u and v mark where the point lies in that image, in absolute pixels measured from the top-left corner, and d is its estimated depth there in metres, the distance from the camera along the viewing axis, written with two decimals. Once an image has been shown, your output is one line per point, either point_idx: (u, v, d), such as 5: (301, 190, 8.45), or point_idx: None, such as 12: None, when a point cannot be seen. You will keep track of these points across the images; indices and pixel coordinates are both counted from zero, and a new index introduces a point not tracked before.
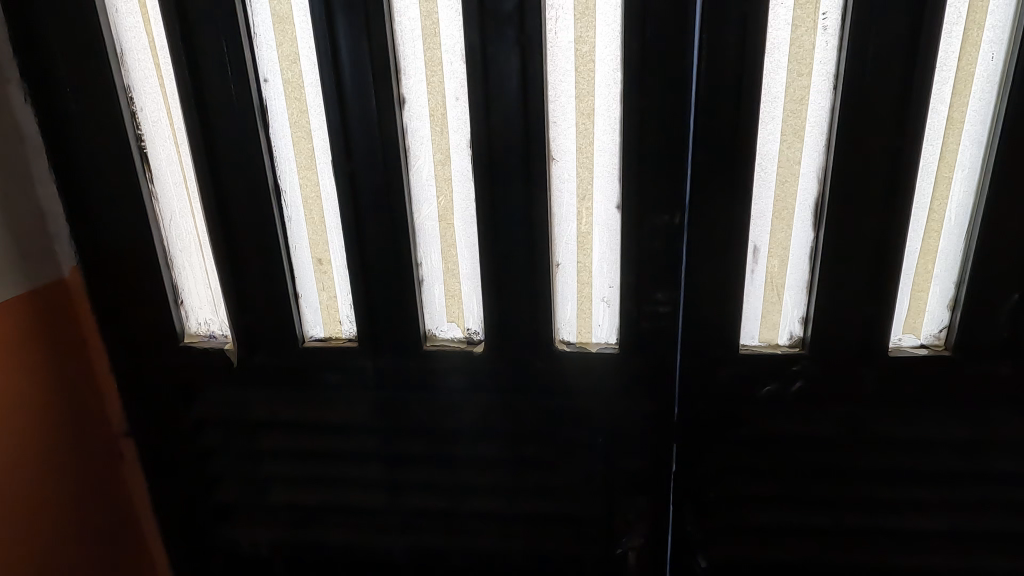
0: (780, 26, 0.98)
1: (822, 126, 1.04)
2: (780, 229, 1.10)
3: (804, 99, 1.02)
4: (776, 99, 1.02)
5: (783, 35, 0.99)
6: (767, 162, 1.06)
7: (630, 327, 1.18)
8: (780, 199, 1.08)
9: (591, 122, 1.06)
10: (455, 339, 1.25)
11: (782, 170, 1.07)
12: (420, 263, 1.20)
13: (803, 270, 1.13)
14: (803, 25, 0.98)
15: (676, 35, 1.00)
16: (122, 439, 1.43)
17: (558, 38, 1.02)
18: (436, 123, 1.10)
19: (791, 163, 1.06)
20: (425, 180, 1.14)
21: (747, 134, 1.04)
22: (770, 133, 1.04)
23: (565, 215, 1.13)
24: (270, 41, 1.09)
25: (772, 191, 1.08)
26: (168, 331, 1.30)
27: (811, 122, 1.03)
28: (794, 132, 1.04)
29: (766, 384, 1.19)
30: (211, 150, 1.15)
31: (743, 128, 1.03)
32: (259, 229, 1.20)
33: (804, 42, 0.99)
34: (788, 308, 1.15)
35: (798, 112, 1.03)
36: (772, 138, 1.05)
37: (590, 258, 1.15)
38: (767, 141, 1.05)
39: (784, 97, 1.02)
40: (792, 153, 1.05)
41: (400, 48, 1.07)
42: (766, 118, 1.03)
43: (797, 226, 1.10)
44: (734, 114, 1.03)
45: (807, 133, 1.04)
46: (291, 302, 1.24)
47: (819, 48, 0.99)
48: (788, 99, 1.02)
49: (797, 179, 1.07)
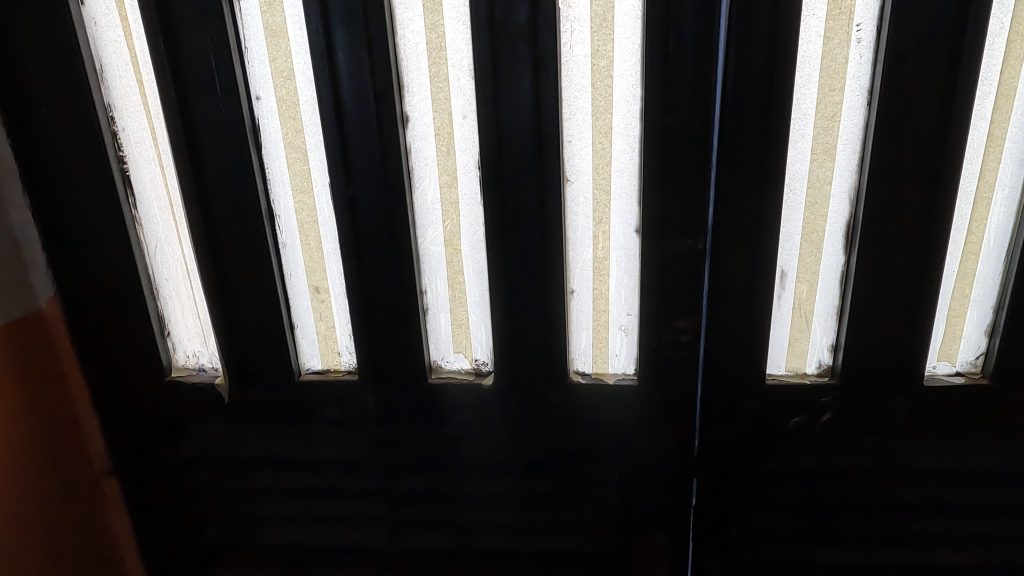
0: (812, 39, 0.92)
1: (855, 144, 0.97)
2: (809, 253, 1.04)
3: (836, 116, 0.96)
4: (806, 116, 0.96)
5: (815, 48, 0.92)
6: (796, 183, 1.00)
7: (650, 357, 1.10)
8: (810, 221, 1.02)
9: (608, 141, 0.99)
10: (462, 371, 1.18)
11: (811, 191, 1.00)
12: (424, 291, 1.13)
13: (833, 295, 1.06)
14: (836, 37, 0.92)
15: (700, 48, 0.93)
16: (104, 479, 1.33)
17: (573, 51, 0.95)
18: (441, 143, 1.03)
19: (821, 183, 0.99)
20: (429, 203, 1.07)
21: (777, 154, 0.97)
22: (799, 152, 0.98)
23: (579, 238, 1.06)
24: (263, 55, 1.01)
25: (800, 212, 1.01)
26: (154, 366, 1.21)
27: (844, 140, 0.97)
28: (825, 150, 0.98)
29: (794, 416, 1.12)
30: (199, 172, 1.07)
31: (772, 147, 0.97)
32: (252, 256, 1.12)
33: (837, 56, 0.92)
34: (817, 335, 1.09)
35: (830, 130, 0.96)
36: (802, 157, 0.98)
37: (607, 285, 1.08)
38: (797, 161, 0.98)
39: (815, 113, 0.96)
40: (823, 173, 0.99)
41: (403, 63, 0.99)
42: (795, 136, 0.97)
43: (827, 250, 1.03)
44: (762, 132, 0.96)
45: (838, 151, 0.98)
46: (286, 334, 1.16)
47: (853, 61, 0.93)
48: (819, 116, 0.96)
49: (828, 200, 1.00)
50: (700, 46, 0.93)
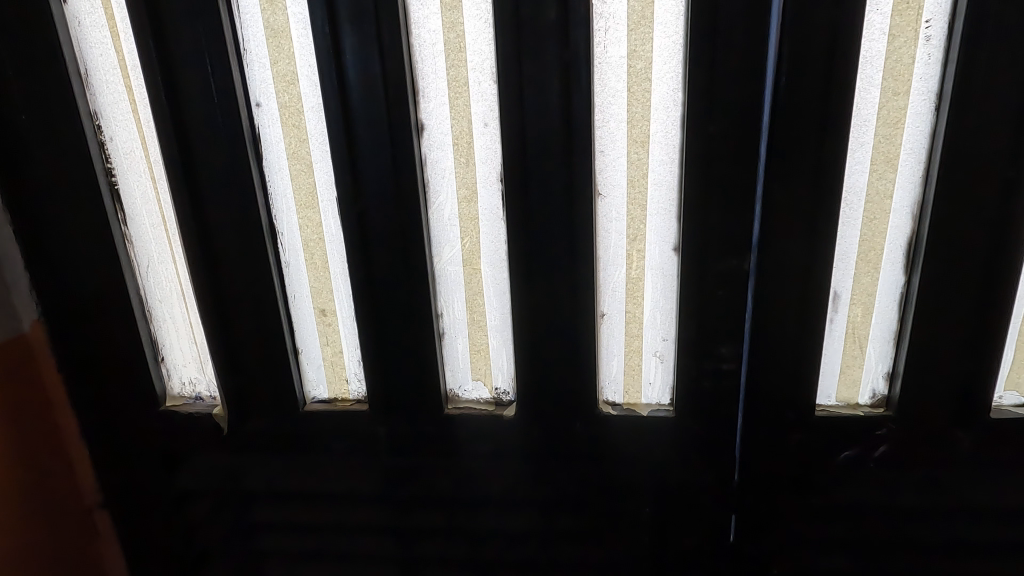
0: (875, 37, 0.82)
1: (920, 154, 0.88)
2: (866, 273, 0.94)
3: (900, 122, 0.86)
4: (866, 123, 0.86)
5: (878, 47, 0.83)
6: (853, 196, 0.90)
7: (687, 387, 1.01)
8: (867, 238, 0.92)
9: (645, 151, 0.90)
10: (482, 401, 1.08)
11: (870, 206, 0.91)
12: (441, 315, 1.03)
13: (891, 318, 0.97)
14: (902, 35, 0.82)
15: (750, 48, 0.84)
16: (96, 513, 1.24)
17: (607, 52, 0.86)
18: (460, 153, 0.94)
19: (881, 196, 0.90)
20: (447, 219, 0.97)
21: (835, 165, 0.87)
22: (857, 163, 0.88)
23: (611, 257, 0.96)
24: (263, 58, 0.92)
25: (857, 229, 0.92)
26: (146, 395, 1.12)
27: (908, 149, 0.87)
28: (886, 161, 0.88)
29: (845, 449, 1.03)
30: (194, 185, 0.98)
31: (829, 158, 0.87)
32: (253, 277, 1.02)
33: (902, 56, 0.83)
34: (871, 363, 1.00)
35: (893, 138, 0.87)
36: (860, 168, 0.89)
37: (641, 308, 0.99)
38: (855, 172, 0.89)
39: (876, 120, 0.86)
40: (883, 185, 0.89)
41: (418, 66, 0.90)
42: (853, 145, 0.87)
43: (885, 270, 0.94)
44: (818, 142, 0.87)
45: (901, 162, 0.88)
46: (290, 360, 1.07)
47: (921, 61, 0.83)
48: (881, 122, 0.86)
49: (888, 216, 0.91)
50: (749, 45, 0.83)
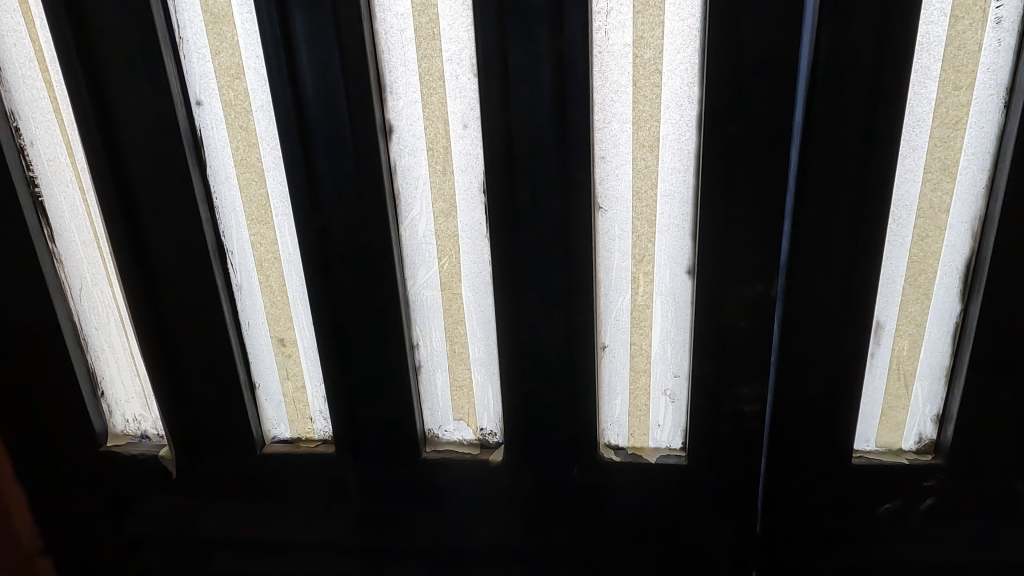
0: (934, 19, 0.68)
1: (985, 160, 0.73)
2: (914, 300, 0.80)
3: (960, 122, 0.71)
4: (920, 123, 0.72)
5: (938, 31, 0.68)
6: (901, 210, 0.76)
7: (702, 431, 0.87)
8: (916, 260, 0.78)
9: (654, 157, 0.76)
10: (465, 443, 0.94)
11: (921, 221, 0.76)
12: (416, 346, 0.89)
13: (943, 353, 0.82)
14: (968, 16, 0.67)
15: (783, 32, 0.69)
16: (36, 560, 1.08)
17: (608, 39, 0.72)
18: (436, 160, 0.79)
19: (936, 211, 0.75)
20: (421, 236, 0.83)
21: (882, 174, 0.73)
22: (908, 171, 0.74)
23: (614, 281, 0.82)
24: (202, 47, 0.78)
25: (905, 249, 0.77)
26: (83, 435, 0.98)
27: (969, 154, 0.73)
28: (943, 168, 0.73)
29: (886, 503, 0.88)
30: (127, 198, 0.84)
31: (876, 165, 0.72)
32: (198, 303, 0.89)
33: (967, 42, 0.68)
34: (918, 404, 0.85)
35: (952, 141, 0.72)
36: (912, 178, 0.74)
37: (648, 339, 0.85)
38: (904, 182, 0.74)
39: (932, 119, 0.72)
40: (938, 197, 0.75)
41: (385, 57, 0.76)
42: (904, 149, 0.73)
43: (937, 297, 0.79)
44: (863, 146, 0.72)
45: (961, 170, 0.73)
46: (244, 396, 0.93)
47: (989, 48, 0.68)
48: (938, 122, 0.72)
49: (943, 233, 0.76)
50: (782, 29, 0.68)
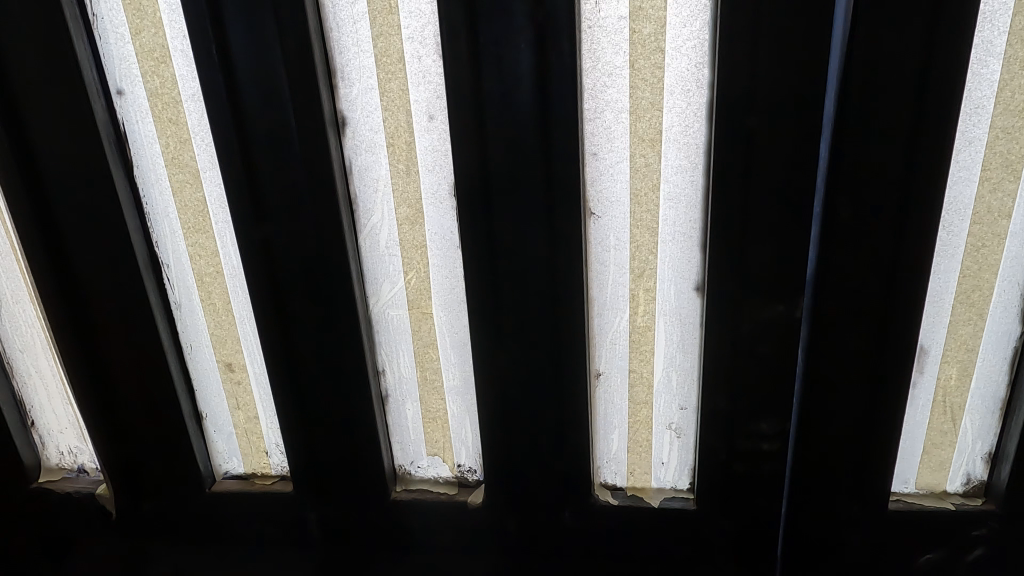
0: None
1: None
2: (965, 322, 0.67)
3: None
4: (978, 110, 0.58)
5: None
6: (953, 216, 0.63)
7: (713, 473, 0.74)
8: (970, 274, 0.65)
9: (655, 153, 0.64)
10: (441, 481, 0.82)
11: (976, 229, 0.63)
12: (382, 372, 0.77)
13: (999, 384, 0.69)
14: None
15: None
16: None
17: (599, 12, 0.60)
18: (397, 158, 0.67)
19: (996, 216, 0.62)
20: (383, 248, 0.71)
21: (934, 174, 0.59)
22: (961, 168, 0.61)
23: (609, 300, 0.70)
24: (121, 25, 0.65)
25: (956, 262, 0.64)
26: (11, 471, 0.86)
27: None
28: (1007, 166, 0.60)
29: (925, 553, 0.75)
30: (41, 204, 0.72)
31: (926, 163, 0.59)
32: (131, 324, 0.77)
33: None
34: (966, 440, 0.73)
35: (1018, 133, 0.59)
36: (967, 176, 0.61)
37: (650, 366, 0.72)
38: (957, 182, 0.61)
39: (993, 106, 0.58)
40: (999, 200, 0.61)
41: (335, 36, 0.64)
42: (959, 143, 0.60)
43: (993, 319, 0.67)
44: (910, 140, 0.59)
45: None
46: (189, 429, 0.82)
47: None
48: (1000, 109, 0.58)
49: (1003, 243, 0.63)
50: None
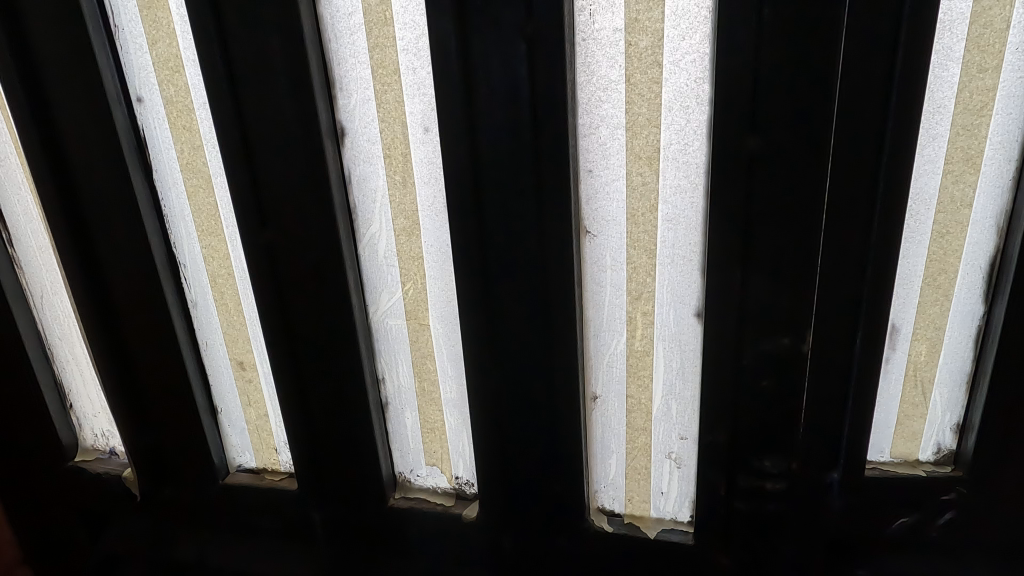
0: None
1: (1011, 150, 0.54)
2: (932, 303, 0.61)
3: (986, 108, 0.53)
4: (938, 112, 0.54)
5: (963, 5, 0.50)
6: (918, 206, 0.57)
7: (712, 509, 0.70)
8: (935, 259, 0.59)
9: (653, 172, 0.60)
10: (440, 490, 0.82)
11: (938, 216, 0.57)
12: (382, 380, 0.78)
13: (966, 360, 0.62)
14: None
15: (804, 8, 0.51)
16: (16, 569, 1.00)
17: (594, 23, 0.57)
18: (394, 170, 0.67)
19: (957, 205, 0.57)
20: (382, 257, 0.71)
21: (898, 192, 0.55)
22: (923, 162, 0.56)
23: (606, 321, 0.67)
24: (139, 37, 0.68)
25: (922, 249, 0.58)
26: (47, 452, 0.92)
27: (996, 143, 0.54)
28: (967, 160, 0.55)
29: (900, 517, 0.67)
30: (72, 205, 0.76)
31: (895, 183, 0.54)
32: (152, 320, 0.80)
33: (997, 19, 0.50)
34: (936, 412, 0.65)
35: (978, 130, 0.54)
36: (930, 170, 0.56)
37: (648, 393, 0.69)
38: (920, 174, 0.56)
39: (954, 107, 0.53)
40: (961, 191, 0.56)
41: (333, 47, 0.64)
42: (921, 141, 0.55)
43: (959, 293, 0.60)
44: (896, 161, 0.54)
45: (986, 160, 0.55)
46: (204, 422, 0.85)
47: (1021, 23, 0.50)
48: (960, 110, 0.53)
49: (966, 231, 0.57)
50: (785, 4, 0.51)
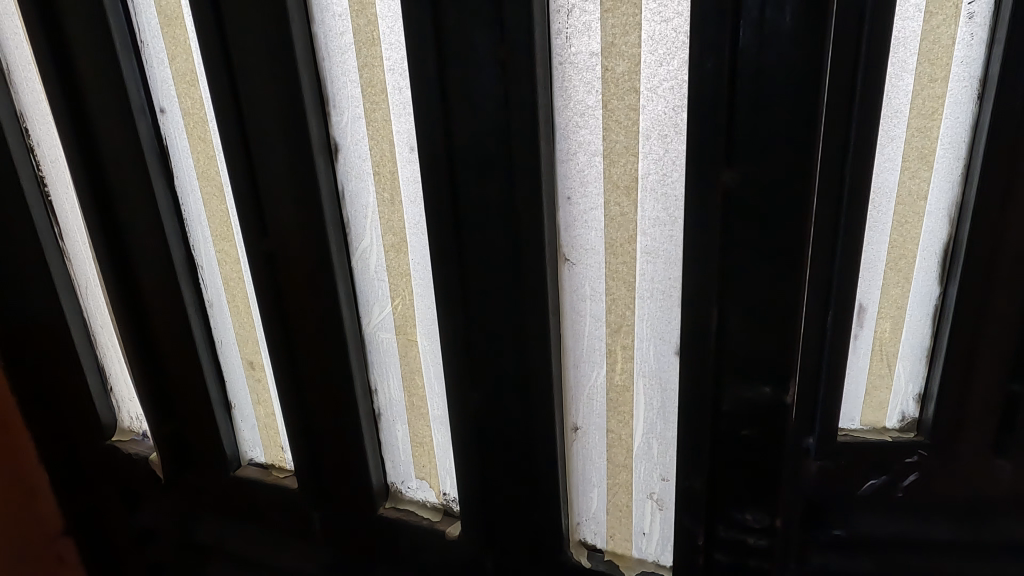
0: (908, 11, 0.50)
1: (960, 148, 0.55)
2: (894, 285, 0.61)
3: (937, 112, 0.54)
4: (894, 116, 0.54)
5: (913, 24, 0.51)
6: (878, 199, 0.57)
7: (692, 559, 0.66)
8: (896, 244, 0.59)
9: (631, 202, 0.58)
10: (429, 504, 0.82)
11: (897, 207, 0.58)
12: (374, 391, 0.79)
13: (927, 337, 0.62)
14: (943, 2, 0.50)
15: (788, 30, 0.47)
16: (60, 539, 1.09)
17: (570, 47, 0.55)
18: (383, 187, 0.68)
19: (913, 196, 0.57)
20: (373, 272, 0.72)
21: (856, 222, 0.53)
22: (883, 158, 0.55)
23: (586, 352, 0.65)
24: (161, 52, 0.73)
25: (884, 237, 0.59)
26: (90, 430, 1.00)
27: (946, 143, 0.55)
28: (921, 155, 0.55)
29: (869, 479, 0.67)
30: (105, 206, 0.81)
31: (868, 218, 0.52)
32: (173, 317, 0.85)
33: (945, 34, 0.51)
34: (900, 384, 0.65)
35: (932, 129, 0.54)
36: (889, 165, 0.56)
37: (630, 428, 0.66)
38: (880, 170, 0.56)
39: (908, 112, 0.54)
40: (917, 184, 0.56)
41: (326, 66, 0.65)
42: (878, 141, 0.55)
43: (918, 277, 0.60)
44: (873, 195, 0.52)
45: (940, 157, 0.55)
46: (217, 416, 0.89)
47: (965, 39, 0.51)
48: (914, 113, 0.54)
49: (923, 220, 0.58)
50: (763, 23, 0.47)
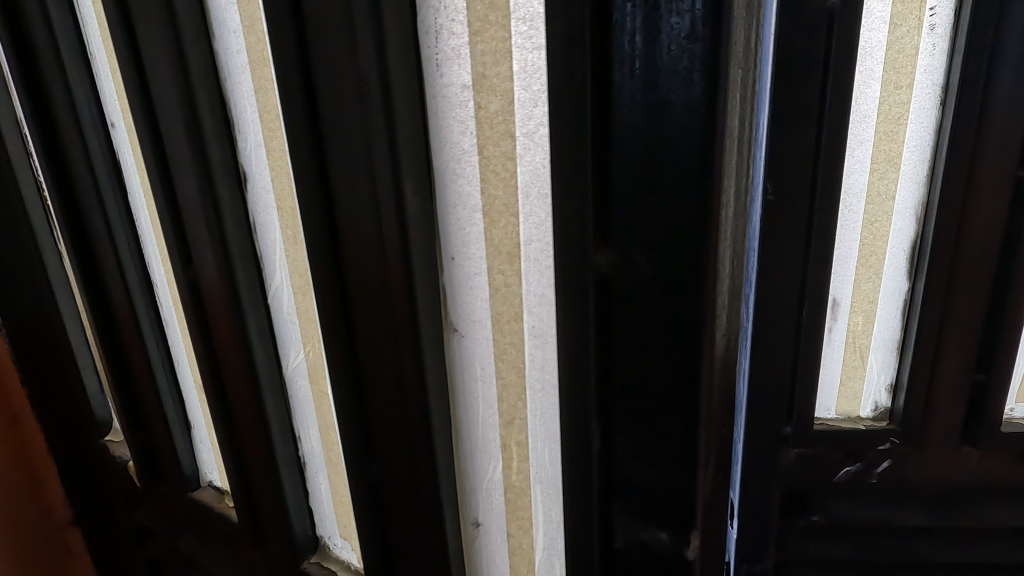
0: (875, 26, 0.70)
1: (923, 154, 0.75)
2: (866, 279, 0.82)
3: (902, 118, 0.73)
4: (864, 121, 0.74)
5: (879, 34, 0.70)
6: (852, 198, 0.78)
7: None
8: (867, 242, 0.80)
9: (514, 271, 0.48)
10: (352, 567, 0.75)
11: (869, 206, 0.78)
12: (298, 438, 0.73)
13: (895, 327, 0.85)
14: (905, 24, 0.69)
15: (660, 75, 0.37)
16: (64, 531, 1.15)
17: (440, 77, 0.44)
18: (286, 223, 0.60)
19: (883, 198, 0.78)
20: (286, 313, 0.66)
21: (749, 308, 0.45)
22: (857, 162, 0.76)
23: (478, 446, 0.55)
24: (105, 64, 0.70)
25: (857, 233, 0.79)
26: (86, 424, 1.02)
27: (910, 148, 0.75)
28: (888, 159, 0.75)
29: (845, 465, 0.91)
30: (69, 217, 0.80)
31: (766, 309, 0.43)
32: (130, 332, 0.83)
33: (907, 46, 0.70)
34: (872, 374, 0.87)
35: (896, 135, 0.74)
36: (860, 168, 0.76)
37: (530, 537, 0.57)
38: (853, 172, 0.76)
39: (876, 116, 0.73)
40: (885, 185, 0.77)
41: (230, 90, 0.59)
42: (850, 166, 0.76)
43: (888, 273, 0.82)
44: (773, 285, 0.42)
45: (904, 161, 0.75)
46: (174, 432, 0.88)
47: (925, 50, 0.70)
48: (882, 119, 0.74)
49: (891, 219, 0.79)
50: (638, 66, 0.37)
